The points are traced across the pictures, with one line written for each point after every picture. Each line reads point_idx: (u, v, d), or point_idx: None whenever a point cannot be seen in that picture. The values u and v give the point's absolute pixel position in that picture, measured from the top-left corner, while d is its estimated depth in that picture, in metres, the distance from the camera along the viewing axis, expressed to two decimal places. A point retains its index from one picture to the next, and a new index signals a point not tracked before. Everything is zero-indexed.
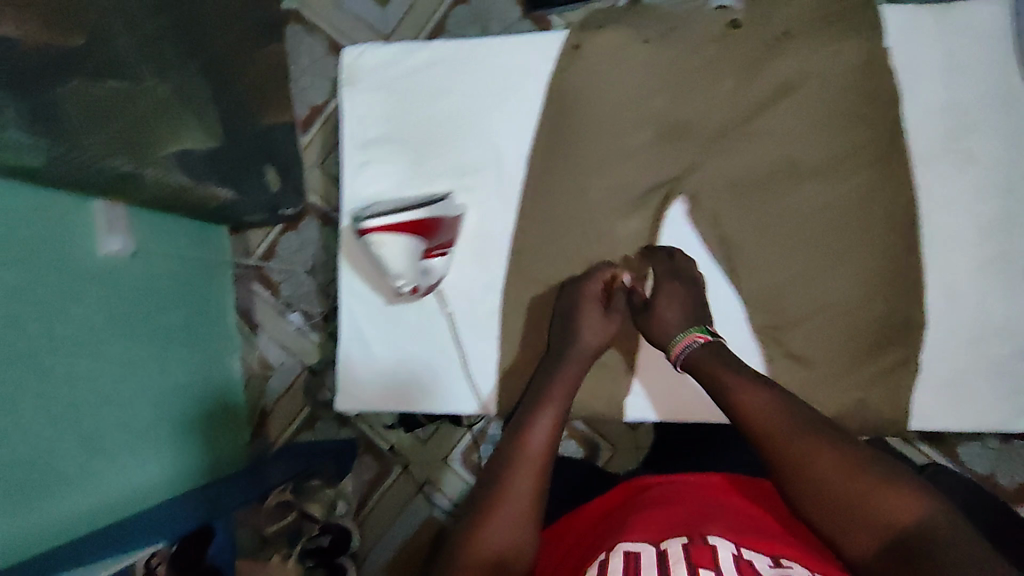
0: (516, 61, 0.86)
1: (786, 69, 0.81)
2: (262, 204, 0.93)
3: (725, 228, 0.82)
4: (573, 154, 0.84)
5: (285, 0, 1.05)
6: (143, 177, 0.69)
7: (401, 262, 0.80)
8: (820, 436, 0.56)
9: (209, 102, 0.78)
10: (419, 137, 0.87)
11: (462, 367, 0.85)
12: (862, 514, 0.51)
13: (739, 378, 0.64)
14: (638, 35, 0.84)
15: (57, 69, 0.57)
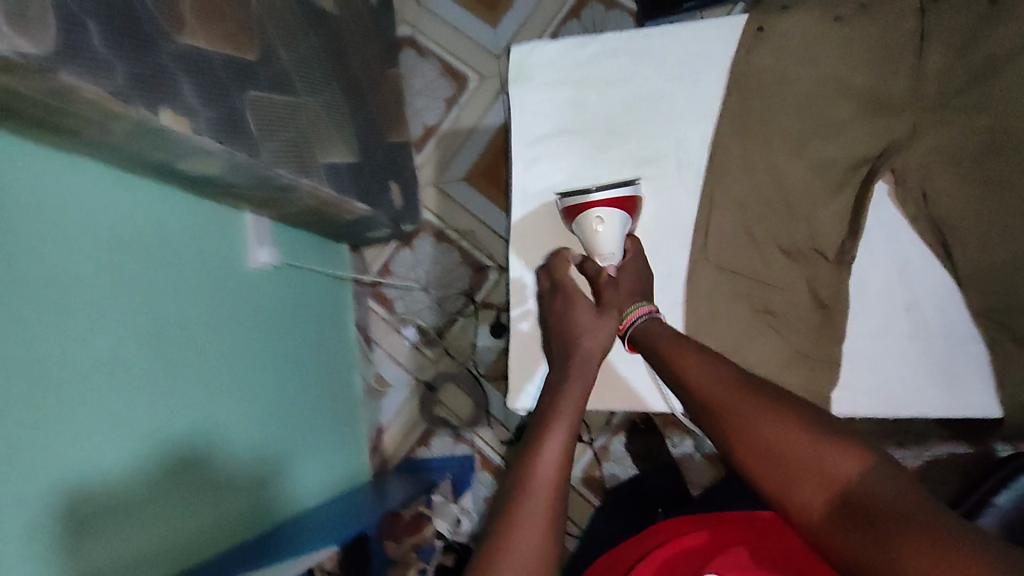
0: (695, 51, 0.87)
1: (1004, 37, 0.75)
2: (391, 217, 1.44)
3: (937, 208, 0.78)
4: (761, 135, 0.83)
5: (403, 35, 1.64)
6: (298, 189, 1.00)
7: (614, 243, 0.81)
8: (755, 393, 0.60)
9: (347, 123, 1.20)
10: (597, 130, 0.90)
11: (526, 353, 0.88)
12: (804, 466, 0.54)
13: (688, 347, 0.69)
14: (830, 13, 0.82)
15: (241, 80, 0.83)
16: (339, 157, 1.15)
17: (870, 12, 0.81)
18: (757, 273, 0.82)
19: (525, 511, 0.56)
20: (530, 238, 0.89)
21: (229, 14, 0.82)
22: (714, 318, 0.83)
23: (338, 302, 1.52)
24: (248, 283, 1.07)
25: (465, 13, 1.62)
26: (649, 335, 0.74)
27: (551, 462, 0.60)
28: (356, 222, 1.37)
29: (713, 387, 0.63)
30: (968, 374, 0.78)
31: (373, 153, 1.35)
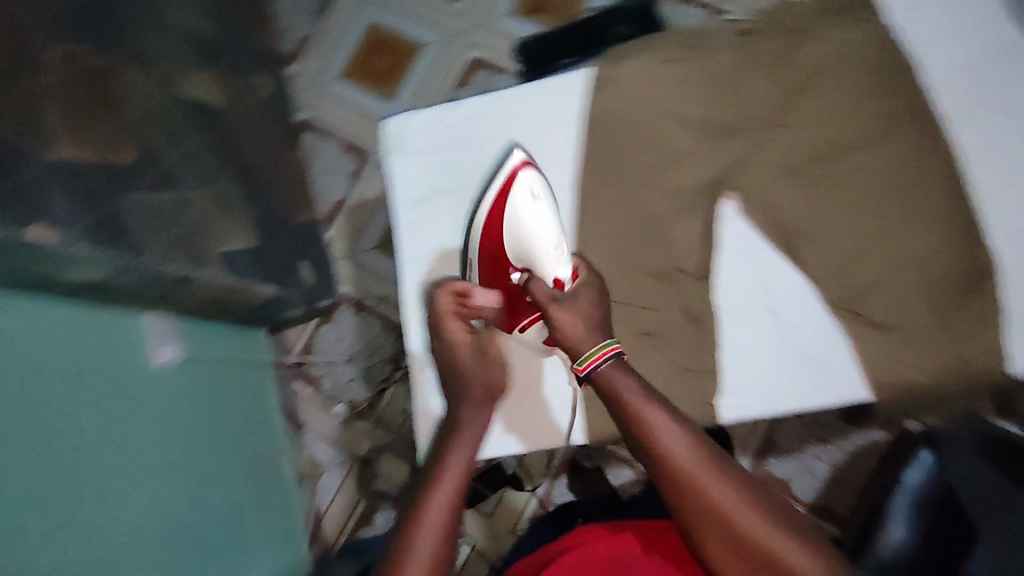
0: (547, 104, 0.93)
1: (814, 60, 0.86)
2: (302, 296, 1.44)
3: (780, 216, 0.84)
4: (625, 172, 0.89)
5: (301, 118, 1.70)
6: (197, 282, 0.99)
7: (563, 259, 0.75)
8: (721, 473, 0.63)
9: (245, 209, 1.21)
10: (467, 188, 0.94)
11: (430, 420, 0.90)
12: (767, 563, 0.60)
13: (652, 410, 0.68)
14: (662, 56, 0.90)
15: (123, 179, 0.85)
16: (236, 244, 1.14)
17: (699, 52, 0.90)
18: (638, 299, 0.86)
19: (412, 553, 0.65)
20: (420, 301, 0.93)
21: (102, 122, 0.83)
22: None
23: (264, 387, 1.50)
24: (153, 383, 1.01)
25: (358, 91, 1.70)
26: (610, 385, 0.71)
27: (436, 521, 0.67)
28: (266, 305, 1.35)
29: (684, 462, 0.64)
30: (838, 371, 0.80)
31: (279, 236, 1.36)
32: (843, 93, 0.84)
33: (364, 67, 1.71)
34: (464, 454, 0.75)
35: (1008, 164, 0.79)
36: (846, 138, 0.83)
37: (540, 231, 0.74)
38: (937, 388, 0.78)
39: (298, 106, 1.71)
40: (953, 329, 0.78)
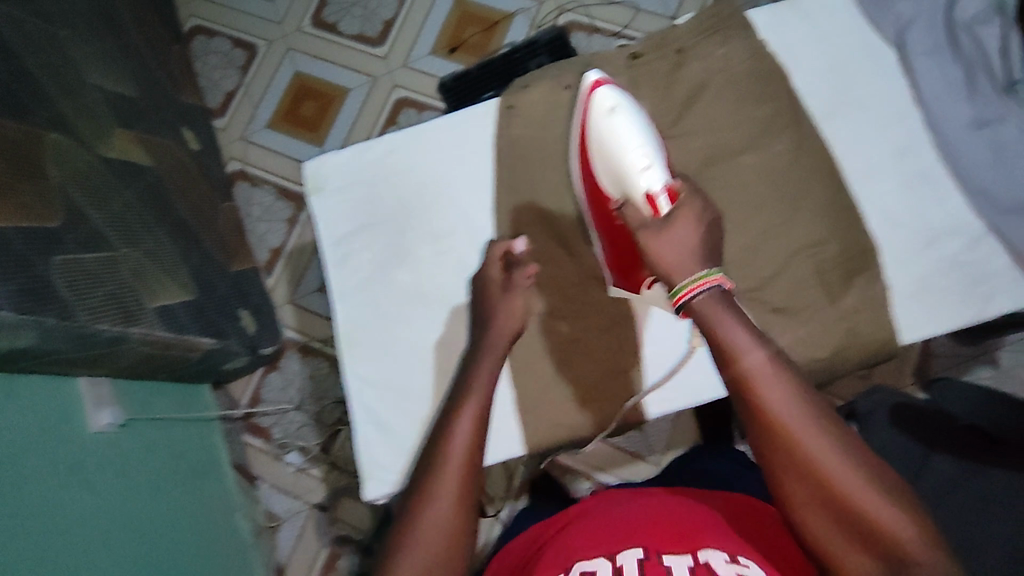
0: (462, 135, 0.99)
1: (690, 75, 0.93)
2: (243, 344, 1.40)
3: None
4: (536, 192, 0.95)
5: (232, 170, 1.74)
6: (131, 337, 0.99)
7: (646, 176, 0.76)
8: (813, 425, 0.59)
9: (180, 264, 1.22)
10: (393, 218, 0.98)
11: (377, 441, 0.90)
12: (860, 527, 0.56)
13: (748, 352, 0.62)
14: (560, 83, 0.97)
15: (46, 244, 0.87)
16: (171, 297, 1.14)
17: (590, 77, 0.97)
18: (557, 310, 0.90)
19: (433, 489, 0.65)
20: (352, 331, 0.94)
21: (22, 188, 0.87)
22: (528, 358, 0.90)
23: (212, 440, 1.47)
24: (85, 445, 1.01)
25: (289, 138, 1.75)
26: (705, 323, 0.66)
27: (462, 443, 0.68)
28: (207, 358, 1.33)
29: (784, 412, 0.59)
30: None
31: (215, 285, 1.36)
32: (721, 101, 0.92)
33: (293, 114, 1.76)
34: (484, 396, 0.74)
35: (866, 154, 0.87)
36: (727, 142, 0.90)
37: (627, 149, 0.78)
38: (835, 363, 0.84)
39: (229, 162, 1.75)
40: (840, 307, 0.84)
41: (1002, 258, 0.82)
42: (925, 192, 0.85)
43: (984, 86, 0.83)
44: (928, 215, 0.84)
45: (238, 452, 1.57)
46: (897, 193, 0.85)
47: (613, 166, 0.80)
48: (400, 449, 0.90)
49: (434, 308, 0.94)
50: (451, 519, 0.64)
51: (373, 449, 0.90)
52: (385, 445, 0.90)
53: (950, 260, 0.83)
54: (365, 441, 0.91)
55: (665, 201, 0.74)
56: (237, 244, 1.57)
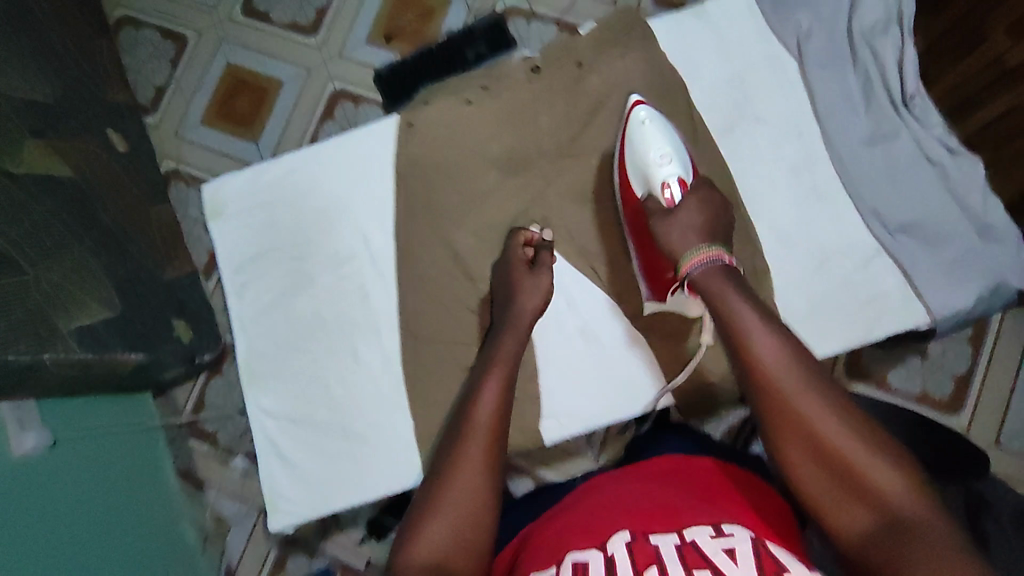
0: (361, 154, 0.96)
1: (591, 89, 0.91)
2: (179, 353, 1.32)
3: (580, 241, 0.90)
4: (436, 214, 0.92)
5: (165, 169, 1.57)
6: (45, 364, 0.95)
7: (668, 163, 0.79)
8: (810, 386, 0.59)
9: (104, 279, 1.15)
10: (293, 243, 0.96)
11: (281, 470, 0.91)
12: (860, 487, 0.54)
13: (745, 317, 0.65)
14: (460, 98, 0.94)
15: None
16: (91, 315, 1.08)
17: (491, 92, 0.93)
18: (458, 337, 0.90)
19: (464, 453, 0.65)
20: (256, 360, 0.95)
21: None
22: (433, 384, 0.89)
23: (158, 451, 1.38)
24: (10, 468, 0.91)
25: (225, 137, 1.57)
26: (706, 292, 0.69)
27: (488, 410, 0.68)
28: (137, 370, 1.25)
29: (775, 367, 0.61)
30: (643, 385, 0.87)
31: (146, 295, 1.27)
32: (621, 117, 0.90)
33: (227, 111, 1.58)
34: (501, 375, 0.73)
35: (764, 171, 0.86)
36: None
37: (653, 138, 0.80)
38: (723, 384, 0.87)
39: (162, 156, 1.58)
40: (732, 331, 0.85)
41: (895, 278, 0.82)
42: (820, 211, 0.85)
43: (878, 102, 0.82)
44: (821, 234, 0.84)
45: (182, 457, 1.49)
46: (793, 212, 0.85)
47: (636, 151, 0.82)
48: (300, 478, 0.91)
49: (334, 335, 0.93)
50: (474, 486, 0.62)
51: (275, 478, 0.91)
52: (287, 473, 0.91)
53: (846, 279, 0.83)
54: (268, 471, 0.91)
55: (680, 188, 0.77)
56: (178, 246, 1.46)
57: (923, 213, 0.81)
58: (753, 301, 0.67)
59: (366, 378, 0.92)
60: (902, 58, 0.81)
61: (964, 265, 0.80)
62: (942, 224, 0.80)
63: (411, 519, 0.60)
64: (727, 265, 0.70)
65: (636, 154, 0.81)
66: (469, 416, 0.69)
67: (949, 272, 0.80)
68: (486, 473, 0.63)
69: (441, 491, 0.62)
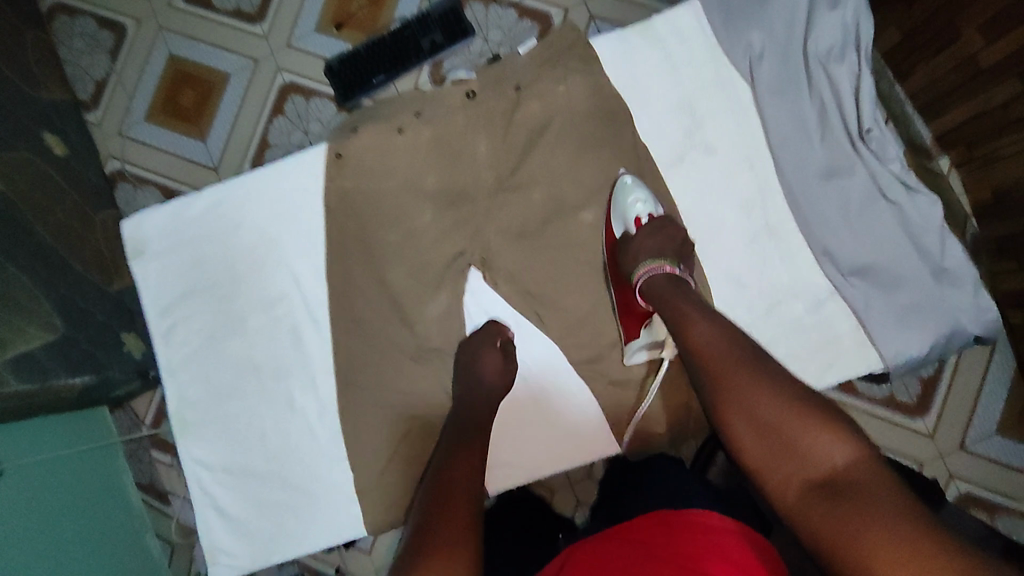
0: (289, 186, 0.89)
1: (531, 116, 0.84)
2: (131, 368, 1.09)
3: (524, 281, 0.84)
4: (370, 254, 0.86)
5: (110, 168, 1.22)
6: None
7: (639, 203, 0.79)
8: (746, 362, 0.62)
9: (42, 299, 0.93)
10: (221, 283, 0.90)
11: (219, 519, 0.88)
12: (796, 450, 0.55)
13: (688, 311, 0.69)
14: (391, 125, 0.87)
15: None
16: (30, 342, 0.89)
17: (425, 119, 0.86)
18: (396, 385, 0.85)
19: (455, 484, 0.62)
20: (186, 408, 0.90)
21: None
22: (372, 432, 0.86)
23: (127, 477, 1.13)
24: None
25: (171, 135, 1.22)
26: (656, 296, 0.73)
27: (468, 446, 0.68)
28: (86, 394, 1.04)
29: (713, 346, 0.64)
30: (592, 436, 0.83)
31: (89, 309, 1.04)
32: (564, 146, 0.83)
33: (173, 104, 1.22)
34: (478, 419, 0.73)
35: (716, 207, 0.81)
36: (568, 194, 0.84)
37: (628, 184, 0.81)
38: (672, 435, 0.83)
39: (105, 154, 1.22)
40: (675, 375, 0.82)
41: (848, 322, 0.78)
42: (773, 250, 0.80)
43: (835, 132, 0.76)
44: (773, 274, 0.80)
45: (144, 471, 1.19)
46: (744, 252, 0.80)
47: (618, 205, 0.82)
48: (240, 530, 0.88)
49: (267, 382, 0.88)
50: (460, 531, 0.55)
51: (214, 530, 0.88)
52: (226, 524, 0.88)
53: (797, 322, 0.79)
54: (206, 521, 0.88)
55: (645, 217, 0.78)
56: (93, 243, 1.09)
57: (876, 256, 0.76)
58: (698, 301, 0.71)
59: (301, 429, 0.87)
60: (860, 88, 0.75)
61: (917, 311, 0.76)
62: (896, 267, 0.76)
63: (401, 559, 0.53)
64: (671, 275, 0.74)
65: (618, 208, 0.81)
66: (452, 456, 0.66)
67: (902, 317, 0.76)
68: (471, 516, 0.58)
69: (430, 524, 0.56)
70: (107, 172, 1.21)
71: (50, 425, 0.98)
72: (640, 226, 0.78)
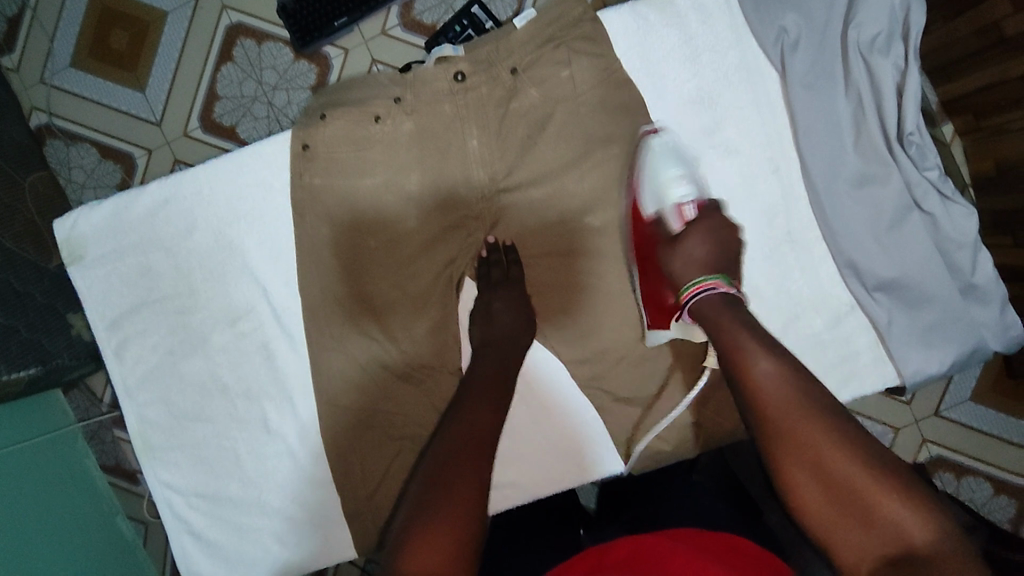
0: (250, 182, 0.79)
1: (530, 105, 0.73)
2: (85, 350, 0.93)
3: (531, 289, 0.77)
4: (350, 269, 0.76)
5: (33, 121, 1.02)
6: None
7: (676, 180, 0.71)
8: (817, 420, 0.55)
9: None
10: (179, 293, 0.80)
11: (197, 543, 0.81)
12: (873, 522, 0.50)
13: (749, 338, 0.61)
14: (367, 113, 0.74)
15: None
16: None
17: (407, 105, 0.74)
18: (384, 404, 0.78)
19: (474, 454, 0.58)
20: (148, 428, 0.81)
21: None
22: (358, 456, 0.78)
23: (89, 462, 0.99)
24: None
25: (105, 84, 1.02)
26: (708, 318, 0.64)
27: (481, 411, 0.62)
28: (38, 385, 0.89)
29: (776, 388, 0.58)
30: (601, 450, 0.79)
31: (28, 291, 0.86)
32: (569, 140, 0.74)
33: (103, 48, 1.02)
34: (497, 383, 0.67)
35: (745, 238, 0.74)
36: (573, 194, 0.75)
37: (660, 157, 0.71)
38: (680, 455, 0.77)
39: (25, 104, 1.02)
40: (689, 396, 0.77)
41: (866, 336, 0.74)
42: (793, 261, 0.74)
43: (869, 135, 0.70)
44: (792, 287, 0.74)
45: (107, 451, 1.04)
46: (762, 262, 0.74)
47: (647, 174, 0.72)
48: (219, 558, 0.81)
49: (237, 403, 0.80)
50: (466, 511, 0.53)
51: (193, 555, 0.81)
52: (204, 549, 0.81)
53: (815, 338, 0.74)
54: (180, 547, 0.81)
55: (691, 208, 0.71)
56: (30, 205, 0.91)
57: (904, 271, 0.71)
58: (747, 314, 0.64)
59: (280, 451, 0.80)
60: (904, 86, 0.69)
61: (938, 331, 0.71)
62: (925, 284, 0.70)
63: (408, 533, 0.52)
64: (726, 296, 0.65)
65: (648, 178, 0.72)
66: (463, 413, 0.62)
67: (924, 335, 0.71)
68: (480, 493, 0.55)
69: (437, 492, 0.54)
70: (31, 126, 1.01)
71: (34, 410, 0.91)
72: (683, 221, 0.71)
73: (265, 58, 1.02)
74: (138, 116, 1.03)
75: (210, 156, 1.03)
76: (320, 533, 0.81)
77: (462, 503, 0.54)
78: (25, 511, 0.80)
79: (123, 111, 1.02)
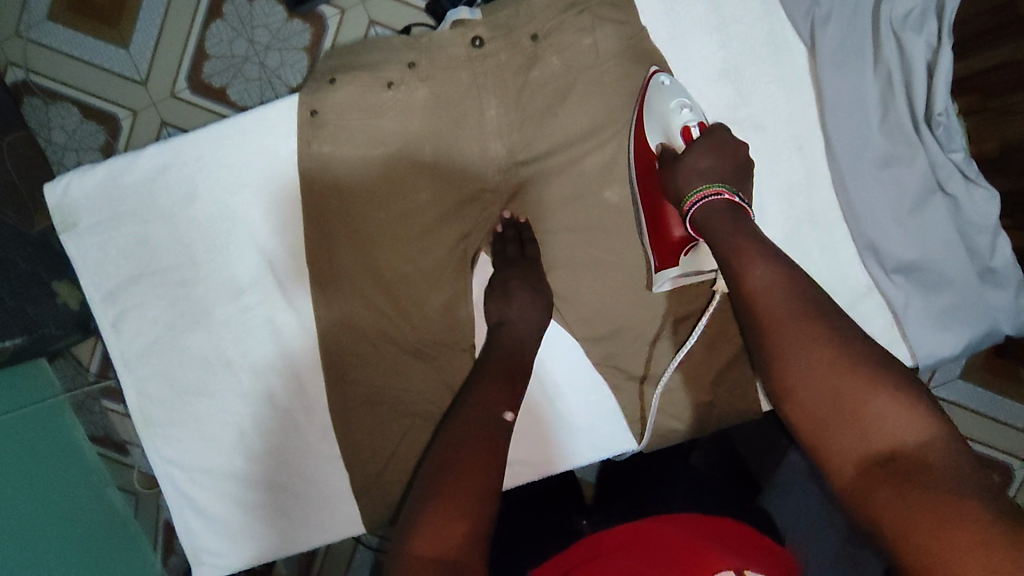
0: (252, 148, 0.75)
1: (550, 74, 0.71)
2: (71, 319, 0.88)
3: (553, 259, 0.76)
4: (359, 242, 0.73)
5: (9, 78, 0.96)
6: None
7: (683, 106, 0.69)
8: (807, 318, 0.56)
9: None
10: (178, 264, 0.77)
11: (200, 518, 0.79)
12: (861, 414, 0.50)
13: (750, 249, 0.62)
14: (379, 79, 0.71)
15: None
16: None
17: (422, 71, 0.70)
18: (395, 381, 0.76)
19: (493, 437, 0.57)
20: (147, 403, 0.78)
21: None
22: (369, 434, 0.77)
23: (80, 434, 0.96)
24: None
25: (85, 39, 0.96)
26: (712, 231, 0.65)
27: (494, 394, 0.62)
28: (24, 352, 0.85)
29: (770, 288, 0.59)
30: (615, 433, 0.80)
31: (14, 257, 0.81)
32: (591, 111, 0.71)
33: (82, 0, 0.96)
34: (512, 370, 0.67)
35: (758, 205, 0.73)
36: (592, 167, 0.73)
37: (665, 89, 0.70)
38: (693, 433, 0.77)
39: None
40: (705, 376, 0.76)
41: (882, 318, 0.74)
42: (813, 241, 0.74)
43: (897, 115, 0.69)
44: (810, 267, 0.74)
45: (96, 424, 1.01)
46: (783, 242, 0.73)
47: (652, 107, 0.70)
48: (224, 533, 0.79)
49: (241, 377, 0.78)
50: (485, 490, 0.53)
51: (196, 530, 0.79)
52: (208, 523, 0.79)
53: None
54: (183, 521, 0.79)
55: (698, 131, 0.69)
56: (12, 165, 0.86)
57: (925, 255, 0.70)
58: (760, 241, 0.63)
59: (285, 426, 0.79)
60: (935, 65, 0.67)
61: (955, 314, 0.71)
62: (945, 268, 0.70)
63: (426, 507, 0.51)
64: (729, 203, 0.66)
65: (655, 109, 0.70)
66: (477, 397, 0.62)
67: (940, 318, 0.71)
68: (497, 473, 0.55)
69: (453, 470, 0.54)
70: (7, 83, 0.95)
71: (23, 377, 0.87)
72: (690, 140, 0.69)
73: (257, 15, 0.97)
74: (121, 74, 0.97)
75: (199, 119, 0.98)
76: (330, 510, 0.80)
77: (480, 480, 0.53)
78: (14, 487, 0.78)
79: (106, 70, 0.97)
